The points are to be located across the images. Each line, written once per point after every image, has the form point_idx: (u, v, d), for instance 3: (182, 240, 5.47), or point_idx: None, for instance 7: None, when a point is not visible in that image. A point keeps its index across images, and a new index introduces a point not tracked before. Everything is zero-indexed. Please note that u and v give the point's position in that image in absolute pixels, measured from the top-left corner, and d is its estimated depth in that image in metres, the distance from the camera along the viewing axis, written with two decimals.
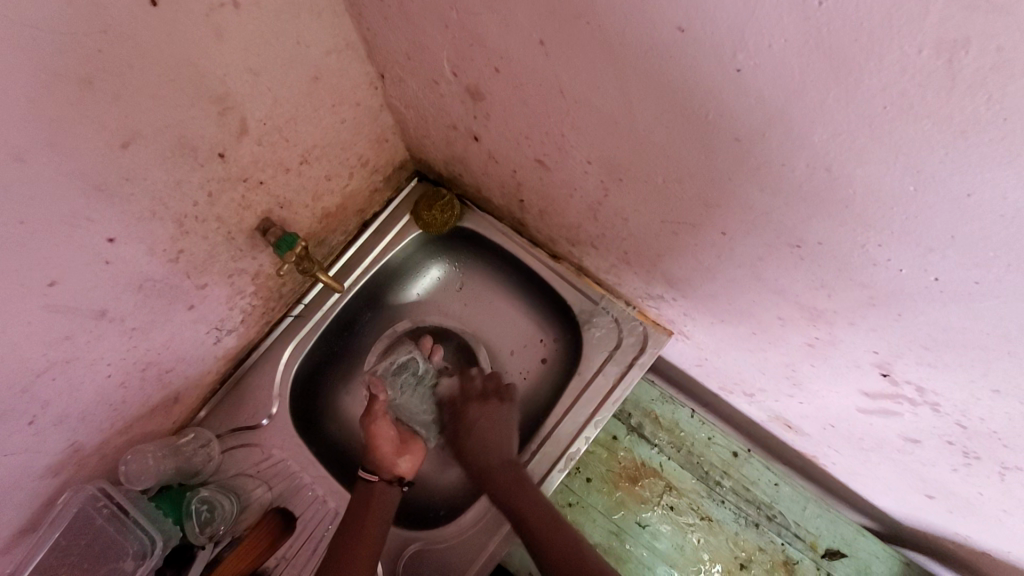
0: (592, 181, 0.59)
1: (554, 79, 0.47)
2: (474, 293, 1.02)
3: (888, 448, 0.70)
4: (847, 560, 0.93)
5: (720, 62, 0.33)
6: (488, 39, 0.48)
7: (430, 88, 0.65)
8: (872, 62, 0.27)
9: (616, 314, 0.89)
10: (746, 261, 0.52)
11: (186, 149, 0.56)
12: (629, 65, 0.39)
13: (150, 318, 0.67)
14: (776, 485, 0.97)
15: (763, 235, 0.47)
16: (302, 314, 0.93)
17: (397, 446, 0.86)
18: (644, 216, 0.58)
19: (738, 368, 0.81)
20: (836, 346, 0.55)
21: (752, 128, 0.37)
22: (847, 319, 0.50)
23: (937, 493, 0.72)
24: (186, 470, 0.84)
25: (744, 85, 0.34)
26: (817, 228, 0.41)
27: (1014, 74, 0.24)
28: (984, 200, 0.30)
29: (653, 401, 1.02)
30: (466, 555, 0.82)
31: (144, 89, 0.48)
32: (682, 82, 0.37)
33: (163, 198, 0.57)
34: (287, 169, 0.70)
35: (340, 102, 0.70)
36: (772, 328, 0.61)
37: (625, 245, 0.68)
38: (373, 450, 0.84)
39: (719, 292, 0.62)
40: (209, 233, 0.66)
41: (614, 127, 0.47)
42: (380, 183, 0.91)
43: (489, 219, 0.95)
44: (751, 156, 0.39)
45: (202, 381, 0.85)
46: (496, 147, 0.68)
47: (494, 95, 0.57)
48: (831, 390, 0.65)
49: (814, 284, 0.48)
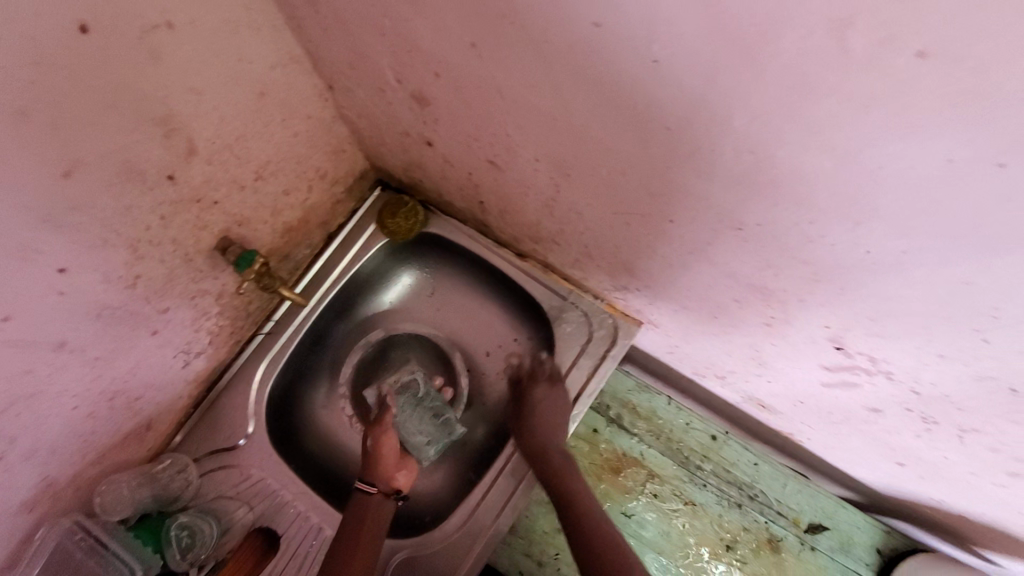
0: (543, 179, 0.59)
1: (490, 79, 0.47)
2: (447, 298, 1.02)
3: (855, 420, 0.71)
4: (829, 533, 0.95)
5: (638, 54, 0.34)
6: (423, 44, 0.48)
7: (379, 96, 0.65)
8: (773, 45, 0.28)
9: (585, 309, 0.90)
10: (696, 246, 0.53)
11: (133, 173, 0.55)
12: (556, 62, 0.40)
13: (112, 346, 0.66)
14: (756, 464, 0.99)
15: (706, 220, 0.47)
16: (272, 332, 0.92)
17: (397, 461, 0.87)
18: (596, 209, 0.59)
19: (707, 352, 0.82)
20: (791, 323, 0.56)
21: (677, 117, 0.37)
22: (796, 296, 0.51)
23: (907, 460, 0.74)
24: (165, 497, 0.82)
25: (662, 74, 0.34)
26: (752, 209, 0.42)
27: (899, 48, 0.25)
28: (894, 171, 0.31)
29: (629, 391, 1.03)
30: (454, 558, 0.82)
31: (83, 117, 0.48)
32: (607, 76, 0.38)
33: (113, 225, 0.57)
34: (242, 187, 0.70)
35: (291, 116, 0.70)
36: (731, 311, 0.62)
37: (584, 239, 0.69)
38: (376, 461, 0.85)
39: (677, 278, 0.63)
40: (166, 257, 0.66)
41: (553, 124, 0.48)
42: (342, 194, 0.91)
43: (454, 223, 0.95)
44: (681, 144, 0.40)
45: (174, 406, 0.84)
46: (450, 151, 0.68)
47: (439, 100, 0.57)
48: (795, 367, 0.66)
49: (760, 264, 0.49)
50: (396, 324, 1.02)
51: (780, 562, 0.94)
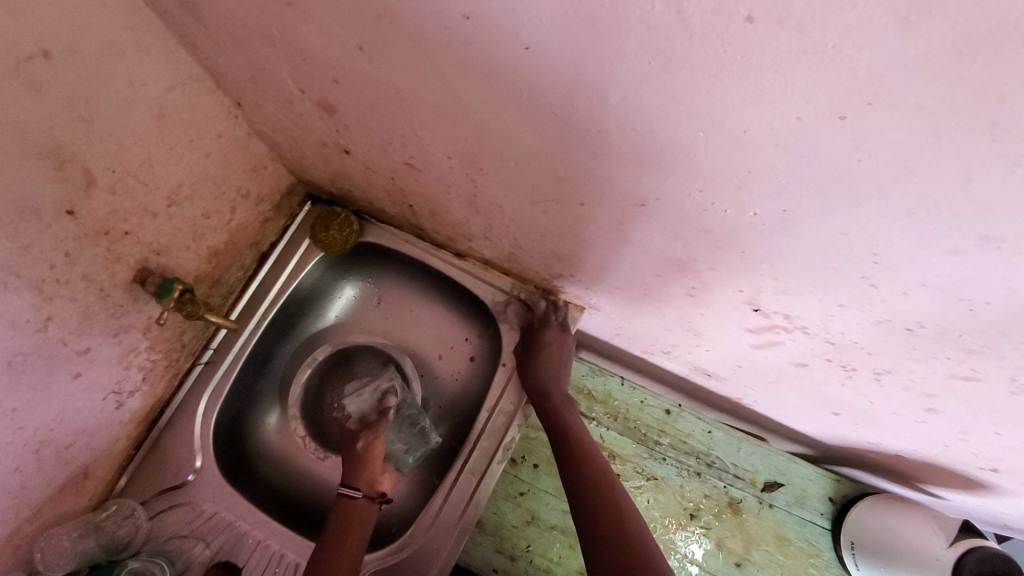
0: (459, 175, 0.60)
1: (385, 81, 0.47)
2: (393, 305, 1.01)
3: (788, 377, 0.75)
4: (785, 489, 0.99)
5: (510, 42, 0.35)
6: (314, 51, 0.48)
7: (287, 109, 0.64)
8: (622, 24, 0.29)
9: (529, 300, 0.91)
10: (610, 226, 0.54)
11: (27, 211, 0.53)
12: (440, 58, 0.40)
13: (31, 395, 0.63)
14: (710, 432, 1.01)
15: (612, 199, 0.49)
16: (212, 360, 0.89)
17: (383, 465, 0.87)
18: (514, 200, 0.60)
19: (649, 329, 0.84)
20: (710, 291, 0.59)
21: (561, 101, 0.38)
22: (708, 264, 0.53)
23: (841, 409, 0.78)
24: (113, 545, 0.78)
25: (535, 60, 0.35)
26: (649, 185, 0.44)
27: (730, 15, 0.26)
28: (757, 133, 0.33)
29: (584, 376, 1.03)
30: (424, 564, 0.81)
31: None
32: (488, 66, 0.38)
33: (12, 267, 0.54)
34: (155, 214, 0.68)
35: (199, 137, 0.68)
36: (657, 285, 0.64)
37: (511, 231, 0.70)
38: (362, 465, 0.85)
39: (602, 260, 0.64)
40: (79, 295, 0.63)
41: (454, 120, 0.48)
42: (270, 212, 0.89)
43: (390, 230, 0.94)
44: (570, 127, 0.41)
45: (113, 450, 0.81)
46: (368, 157, 0.68)
47: (344, 106, 0.57)
48: (725, 333, 0.69)
49: (669, 237, 0.51)
50: (343, 338, 0.99)
51: (741, 523, 0.98)
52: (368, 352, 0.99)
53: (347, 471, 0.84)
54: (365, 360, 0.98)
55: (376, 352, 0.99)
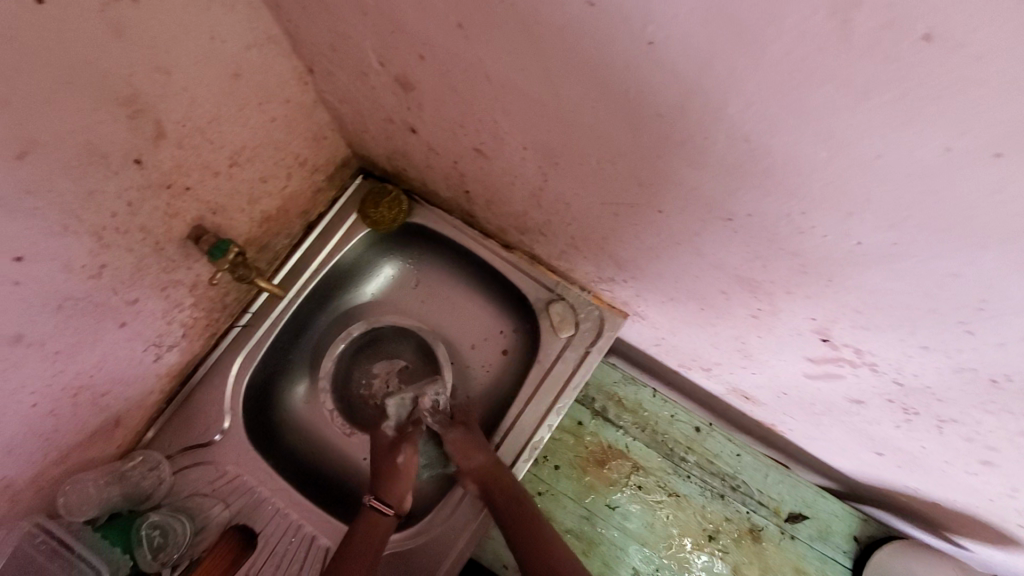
0: (530, 167, 0.58)
1: (477, 63, 0.45)
2: (431, 289, 1.00)
3: (837, 411, 0.72)
4: (809, 522, 0.97)
5: (632, 37, 0.33)
6: (407, 24, 0.46)
7: (360, 80, 0.63)
8: (773, 29, 0.27)
9: (571, 300, 0.89)
10: (685, 238, 0.52)
11: (96, 156, 0.52)
12: (547, 47, 0.38)
13: (76, 340, 0.63)
14: (738, 455, 1.00)
15: (696, 210, 0.47)
16: (249, 324, 0.89)
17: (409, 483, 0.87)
18: (584, 199, 0.58)
19: (693, 344, 0.82)
20: (778, 315, 0.56)
21: (671, 104, 0.36)
22: (785, 288, 0.50)
23: (886, 450, 0.75)
24: (136, 496, 0.80)
25: (657, 58, 0.33)
26: (745, 201, 0.41)
27: (906, 32, 0.24)
28: (892, 161, 0.31)
29: (616, 382, 1.03)
30: (436, 554, 0.81)
31: (39, 95, 0.44)
32: (599, 59, 0.36)
33: (76, 211, 0.53)
34: (216, 173, 0.67)
35: (267, 100, 0.67)
36: (718, 302, 0.62)
37: (571, 230, 0.68)
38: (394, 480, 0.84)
39: (665, 270, 0.62)
40: (134, 246, 0.62)
41: (542, 111, 0.47)
42: (322, 183, 0.88)
43: (438, 212, 0.93)
44: (673, 132, 0.39)
45: (145, 401, 0.81)
46: (434, 138, 0.66)
47: (423, 84, 0.55)
48: (780, 359, 0.67)
49: (750, 257, 0.49)
50: (376, 316, 1.00)
51: (760, 552, 0.95)
52: (397, 335, 1.00)
53: (378, 481, 0.84)
54: (394, 345, 1.00)
55: (405, 336, 1.00)
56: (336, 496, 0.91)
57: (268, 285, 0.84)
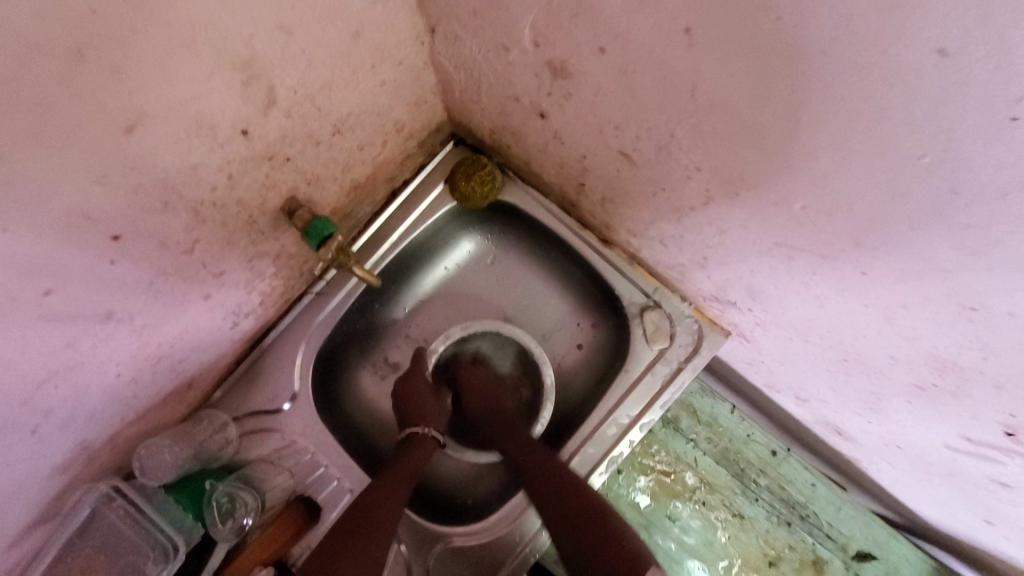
0: (693, 188, 0.49)
1: (686, 72, 0.36)
2: (509, 270, 0.93)
3: (962, 480, 0.65)
4: (876, 563, 0.91)
5: (985, 103, 0.24)
6: (602, 12, 0.37)
7: (495, 54, 0.53)
8: None
9: (669, 308, 0.82)
10: (880, 303, 0.44)
11: (203, 128, 0.45)
12: (826, 88, 0.29)
13: (161, 314, 0.58)
14: (813, 485, 0.94)
15: (924, 287, 0.38)
16: (324, 292, 0.84)
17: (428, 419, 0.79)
18: (752, 233, 0.49)
19: (801, 377, 0.75)
20: (958, 397, 0.48)
21: (988, 186, 0.28)
22: (991, 380, 0.42)
23: (1000, 522, 0.67)
24: (204, 456, 0.77)
25: (1013, 139, 0.24)
26: (1012, 300, 0.33)
27: None
28: None
29: (692, 393, 0.98)
30: (499, 553, 0.79)
31: (153, 59, 0.37)
32: (904, 119, 0.28)
33: (176, 185, 0.47)
34: (318, 142, 0.59)
35: (381, 62, 0.57)
36: (875, 362, 0.54)
37: (706, 251, 0.60)
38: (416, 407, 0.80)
39: (815, 316, 0.54)
40: (229, 219, 0.56)
41: (756, 143, 0.37)
42: (414, 149, 0.80)
43: (533, 194, 0.84)
44: (958, 215, 0.30)
45: (217, 363, 0.78)
46: (568, 129, 0.57)
47: (586, 77, 0.45)
48: (922, 425, 0.59)
49: (967, 344, 0.40)
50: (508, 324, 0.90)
51: None
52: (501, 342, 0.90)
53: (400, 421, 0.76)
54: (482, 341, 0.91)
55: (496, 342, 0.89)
56: (373, 458, 0.87)
57: (367, 272, 0.79)
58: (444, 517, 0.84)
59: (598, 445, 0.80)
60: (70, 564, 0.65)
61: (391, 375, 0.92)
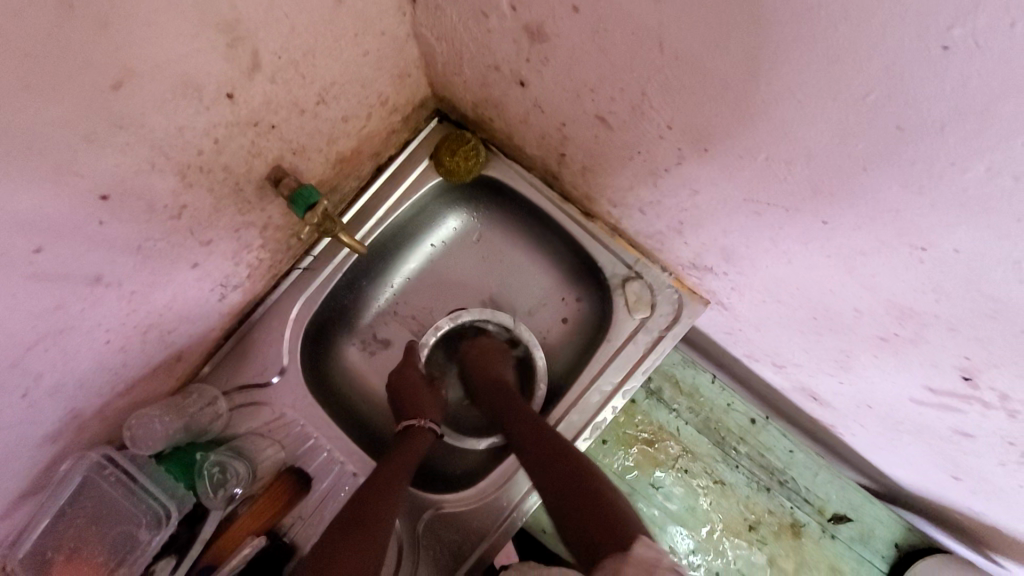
0: (666, 148, 0.51)
1: (653, 25, 0.38)
2: (495, 247, 0.95)
3: (929, 435, 0.67)
4: (852, 524, 0.94)
5: (920, 33, 0.26)
6: None
7: (475, 21, 0.55)
8: None
9: (650, 278, 0.84)
10: (841, 252, 0.46)
11: (189, 89, 0.46)
12: (779, 30, 0.31)
13: (149, 281, 0.59)
14: (791, 452, 0.97)
15: (879, 231, 0.40)
16: (312, 267, 0.85)
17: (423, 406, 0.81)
18: (722, 191, 0.51)
19: (776, 342, 0.78)
20: (918, 345, 0.51)
21: (927, 119, 0.30)
22: (947, 323, 0.45)
23: (965, 476, 0.70)
24: (194, 429, 0.78)
25: (945, 68, 0.27)
26: (958, 235, 0.35)
27: None
28: None
29: (674, 365, 1.01)
30: (487, 518, 0.81)
31: (139, 15, 0.38)
32: (850, 56, 0.30)
33: (163, 146, 0.48)
34: (302, 111, 0.60)
35: (363, 32, 0.59)
36: (841, 317, 0.57)
37: (682, 215, 0.62)
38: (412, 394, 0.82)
39: (784, 274, 0.57)
40: (215, 186, 0.57)
41: (720, 95, 0.39)
42: (398, 124, 0.81)
43: (517, 168, 0.86)
44: (905, 152, 0.33)
45: (206, 337, 0.79)
46: (546, 96, 0.59)
47: (561, 39, 0.47)
48: (888, 379, 0.62)
49: (921, 287, 0.43)
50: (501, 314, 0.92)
51: (798, 546, 0.95)
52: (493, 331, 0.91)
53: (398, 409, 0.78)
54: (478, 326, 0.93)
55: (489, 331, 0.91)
56: (367, 432, 0.89)
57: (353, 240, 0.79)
58: (433, 487, 0.85)
59: (582, 412, 0.83)
60: (64, 533, 0.67)
61: (380, 350, 0.93)
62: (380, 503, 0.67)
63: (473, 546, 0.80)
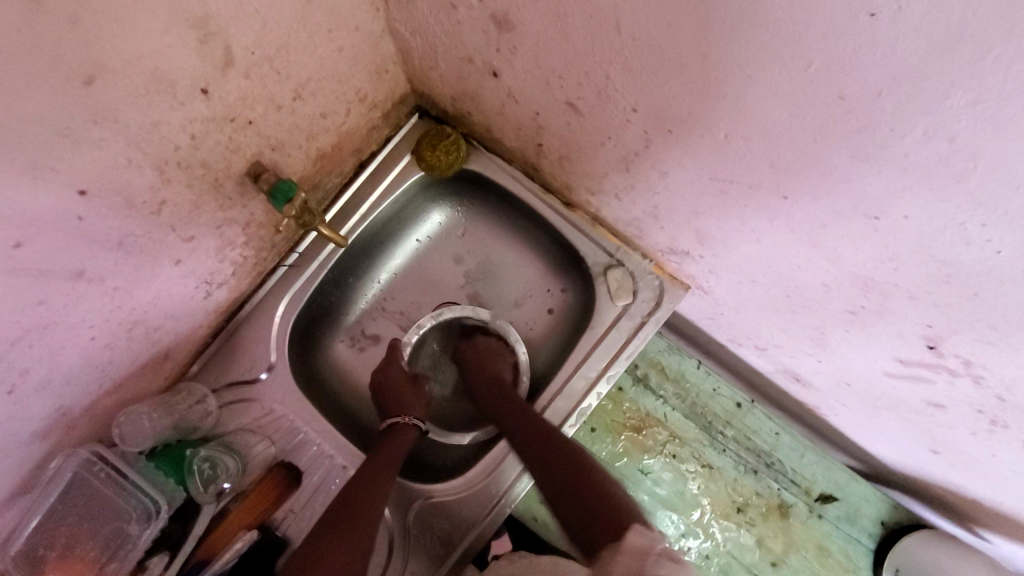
0: (633, 131, 0.52)
1: (609, 8, 0.40)
2: (479, 240, 0.96)
3: (906, 409, 0.69)
4: (839, 504, 0.96)
5: (849, 2, 0.28)
6: None
7: (445, 13, 0.56)
8: None
9: (631, 265, 0.85)
10: (803, 226, 0.47)
11: (162, 84, 0.47)
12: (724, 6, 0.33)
13: (132, 277, 0.60)
14: (777, 434, 0.98)
15: (834, 202, 0.42)
16: (297, 264, 0.86)
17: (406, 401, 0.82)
18: (690, 171, 0.52)
19: (756, 323, 0.79)
20: (883, 316, 0.52)
21: (866, 86, 0.32)
22: (907, 291, 0.46)
23: (944, 449, 0.71)
24: (184, 427, 0.78)
25: (876, 35, 0.29)
26: (907, 201, 0.37)
27: None
28: None
29: (660, 352, 1.02)
30: (476, 506, 0.82)
31: (110, 10, 0.39)
32: (790, 29, 0.31)
33: (139, 141, 0.49)
34: (279, 106, 0.61)
35: (337, 27, 0.60)
36: (812, 294, 0.58)
37: (655, 199, 0.63)
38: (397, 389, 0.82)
39: (756, 252, 0.58)
40: (194, 181, 0.58)
41: (677, 74, 0.41)
42: (379, 120, 0.82)
43: (497, 161, 0.87)
44: (850, 120, 0.34)
45: (194, 335, 0.80)
46: (519, 85, 0.60)
47: (527, 26, 0.49)
48: (861, 354, 0.63)
49: (880, 256, 0.44)
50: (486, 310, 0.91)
51: (786, 527, 0.96)
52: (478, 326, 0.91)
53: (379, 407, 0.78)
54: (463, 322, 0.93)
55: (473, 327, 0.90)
56: (359, 426, 0.90)
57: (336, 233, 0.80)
58: (424, 478, 0.86)
59: (568, 399, 0.84)
60: (57, 530, 0.68)
61: (369, 345, 0.94)
62: (365, 498, 0.67)
63: (463, 534, 0.81)
